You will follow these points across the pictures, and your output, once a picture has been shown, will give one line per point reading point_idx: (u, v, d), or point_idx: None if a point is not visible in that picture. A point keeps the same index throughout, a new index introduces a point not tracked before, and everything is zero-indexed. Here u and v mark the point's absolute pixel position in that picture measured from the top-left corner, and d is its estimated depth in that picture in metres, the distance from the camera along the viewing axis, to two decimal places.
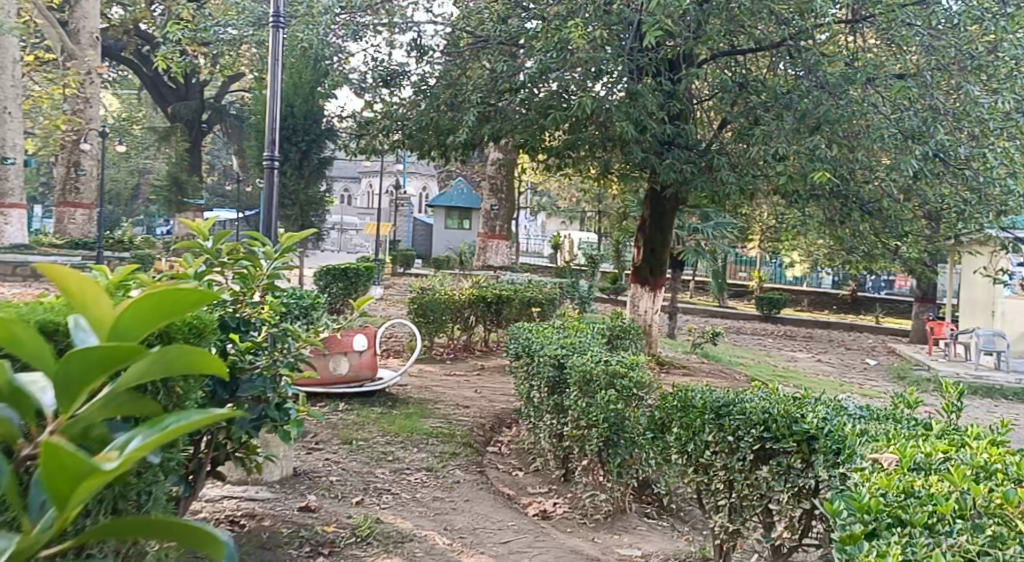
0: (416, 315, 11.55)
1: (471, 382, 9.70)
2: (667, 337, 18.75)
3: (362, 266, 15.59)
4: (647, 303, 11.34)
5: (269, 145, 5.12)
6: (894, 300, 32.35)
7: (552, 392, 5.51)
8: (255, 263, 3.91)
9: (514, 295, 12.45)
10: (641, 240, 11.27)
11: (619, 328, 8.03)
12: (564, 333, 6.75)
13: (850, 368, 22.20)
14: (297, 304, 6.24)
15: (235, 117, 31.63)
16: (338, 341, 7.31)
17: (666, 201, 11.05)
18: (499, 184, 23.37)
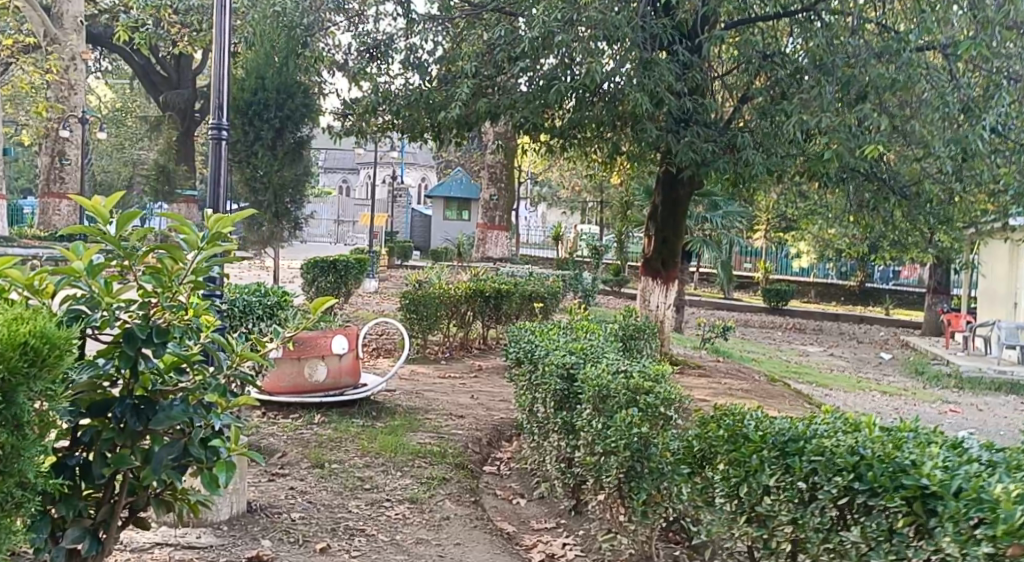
0: (408, 311, 10.65)
1: (466, 385, 8.83)
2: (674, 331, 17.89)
3: (353, 258, 14.73)
4: (659, 298, 10.43)
5: (217, 111, 4.25)
6: (904, 291, 31.46)
7: (559, 408, 4.66)
8: (172, 252, 2.90)
9: (514, 289, 11.58)
10: (652, 229, 10.41)
11: (632, 328, 7.15)
12: (568, 335, 5.90)
13: (864, 362, 21.35)
14: (261, 302, 5.37)
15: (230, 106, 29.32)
16: (314, 343, 6.43)
17: (679, 185, 10.12)
18: (498, 172, 22.53)
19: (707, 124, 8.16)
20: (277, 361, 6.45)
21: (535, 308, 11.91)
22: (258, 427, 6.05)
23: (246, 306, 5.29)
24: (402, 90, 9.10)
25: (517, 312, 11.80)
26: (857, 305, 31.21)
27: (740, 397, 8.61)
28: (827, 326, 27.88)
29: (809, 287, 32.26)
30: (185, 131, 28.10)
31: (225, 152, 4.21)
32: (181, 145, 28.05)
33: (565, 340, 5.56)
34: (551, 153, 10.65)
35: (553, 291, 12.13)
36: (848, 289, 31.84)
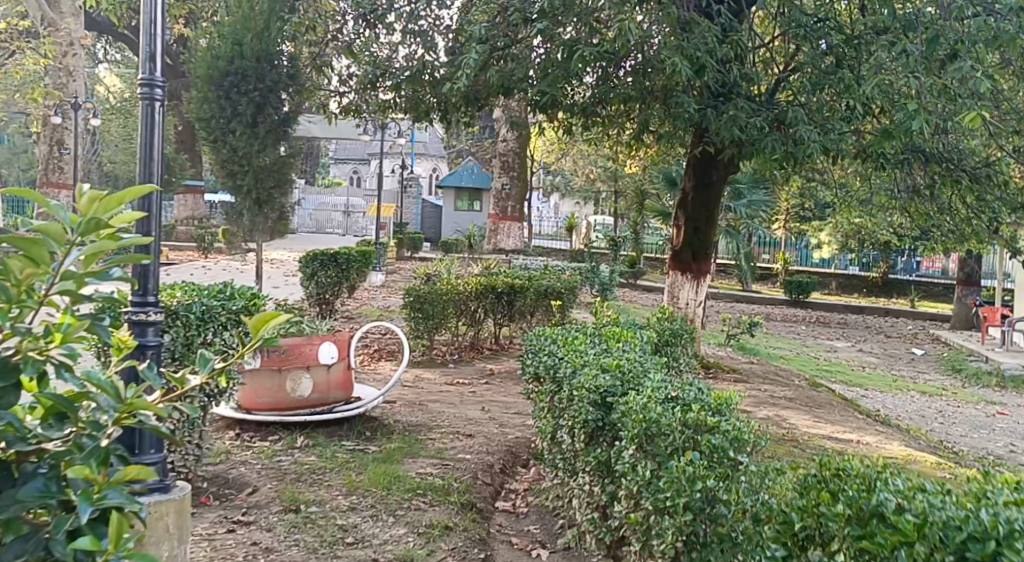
0: (412, 309, 9.70)
1: (477, 394, 7.88)
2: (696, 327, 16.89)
3: (356, 250, 13.77)
4: (689, 295, 9.45)
5: (148, 62, 3.23)
6: (929, 283, 30.34)
7: (591, 441, 3.73)
8: (29, 250, 1.91)
9: (529, 285, 10.61)
10: (682, 219, 9.43)
11: (668, 333, 6.17)
12: (595, 344, 4.91)
13: (897, 358, 20.26)
14: (225, 308, 4.39)
15: None
16: (299, 351, 5.57)
17: (711, 170, 9.14)
18: (511, 161, 21.58)
19: (750, 98, 7.19)
20: (254, 372, 5.54)
21: (552, 305, 10.92)
22: (231, 454, 5.10)
23: (207, 311, 4.32)
24: (406, 62, 8.17)
25: (533, 309, 10.82)
26: (881, 298, 30.08)
27: (786, 408, 7.61)
28: (852, 320, 26.77)
29: (830, 278, 31.11)
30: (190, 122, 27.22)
31: (160, 115, 3.27)
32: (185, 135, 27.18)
33: (593, 350, 4.59)
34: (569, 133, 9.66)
35: (571, 286, 11.14)
36: (871, 281, 30.70)
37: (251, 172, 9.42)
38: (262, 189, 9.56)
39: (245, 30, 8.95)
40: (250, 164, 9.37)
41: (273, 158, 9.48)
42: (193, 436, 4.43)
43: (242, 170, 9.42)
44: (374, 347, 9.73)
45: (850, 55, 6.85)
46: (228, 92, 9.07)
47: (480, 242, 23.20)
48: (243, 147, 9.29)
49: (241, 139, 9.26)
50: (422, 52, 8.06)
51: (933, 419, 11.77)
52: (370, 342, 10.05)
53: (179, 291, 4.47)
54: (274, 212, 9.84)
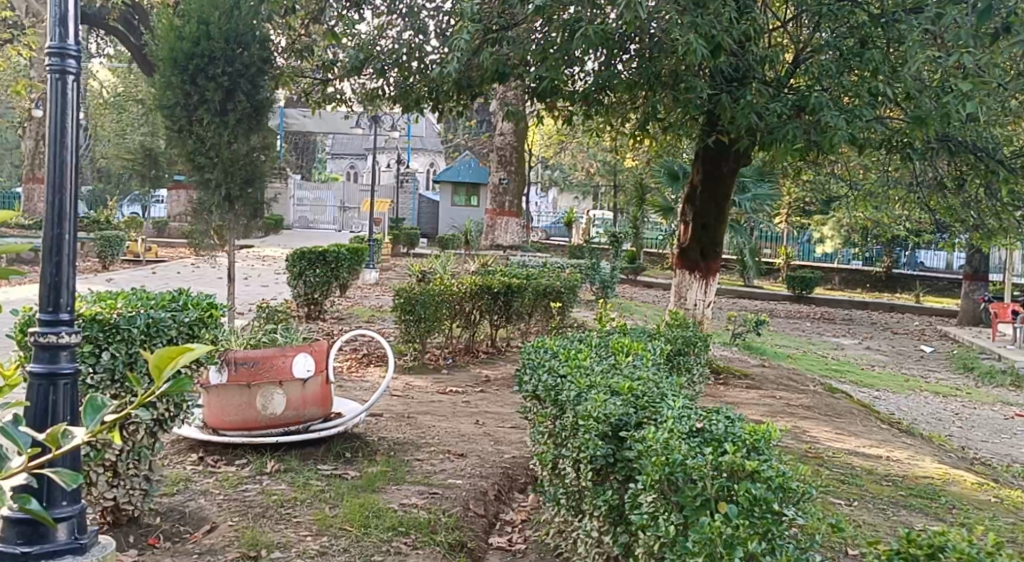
0: (402, 311, 9.11)
1: (472, 404, 7.32)
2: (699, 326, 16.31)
3: (346, 248, 13.16)
4: (697, 295, 8.88)
5: (59, 27, 2.63)
6: (933, 277, 29.75)
7: (598, 479, 3.17)
8: None
9: (528, 284, 10.03)
10: (690, 214, 8.85)
11: (681, 340, 5.60)
12: (601, 357, 4.33)
13: (906, 356, 19.67)
14: (175, 321, 3.83)
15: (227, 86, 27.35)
16: (270, 364, 5.06)
17: (721, 161, 8.57)
18: (509, 155, 20.98)
19: (767, 82, 6.63)
20: (220, 388, 5.02)
21: (552, 305, 10.48)
22: (189, 482, 4.53)
23: (155, 326, 3.77)
24: (394, 47, 7.63)
25: (530, 309, 10.33)
26: (884, 292, 29.46)
27: (805, 419, 7.04)
28: (857, 315, 26.19)
29: (833, 273, 30.49)
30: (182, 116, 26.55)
31: (76, 95, 2.67)
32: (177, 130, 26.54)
33: (600, 366, 4.02)
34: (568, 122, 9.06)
35: (570, 286, 10.69)
36: (874, 275, 30.06)
37: (219, 164, 7.86)
38: (231, 183, 7.96)
39: (213, 6, 7.64)
40: (220, 155, 7.85)
41: (244, 148, 7.93)
42: (141, 467, 3.87)
43: (208, 163, 7.85)
44: (363, 351, 9.16)
45: (876, 34, 6.30)
46: (193, 76, 7.65)
47: (477, 239, 22.58)
48: (210, 138, 7.80)
49: (208, 129, 7.76)
50: (412, 35, 7.51)
51: (950, 422, 11.21)
52: (358, 347, 9.48)
53: (122, 301, 3.90)
54: (246, 210, 8.20)
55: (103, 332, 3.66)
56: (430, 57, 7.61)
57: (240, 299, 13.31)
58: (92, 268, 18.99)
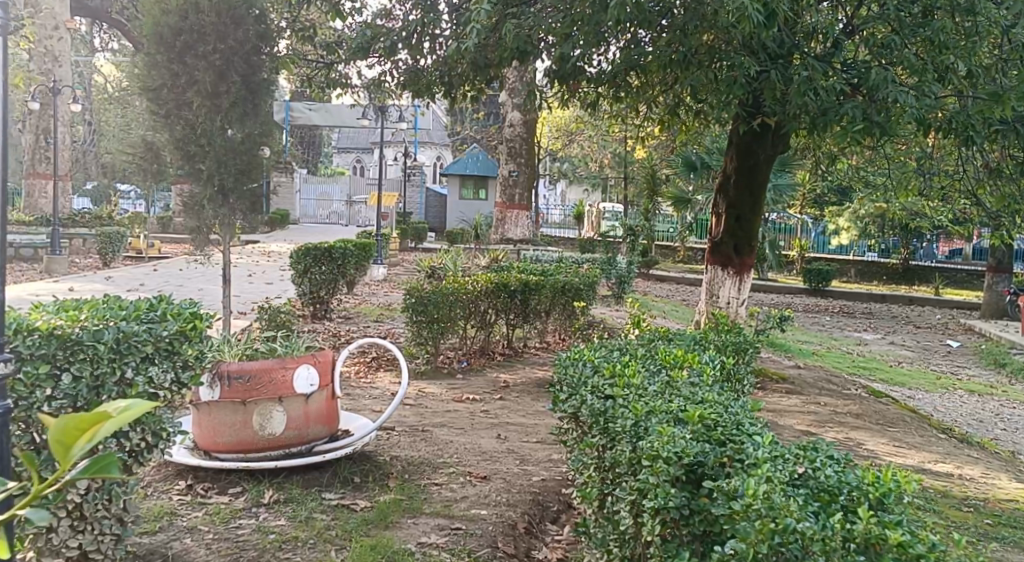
0: (412, 311, 8.48)
1: (491, 414, 6.71)
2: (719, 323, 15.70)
3: (352, 243, 12.55)
4: (730, 292, 8.28)
5: None
6: (953, 269, 28.94)
7: (667, 535, 2.57)
8: None
9: (547, 282, 9.42)
10: (722, 205, 8.24)
11: (731, 347, 4.97)
12: (651, 372, 3.73)
13: (932, 352, 18.96)
14: (151, 336, 3.24)
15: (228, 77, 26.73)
16: (269, 379, 4.49)
17: (758, 147, 7.93)
18: (518, 147, 20.40)
19: (816, 57, 6.00)
20: (212, 404, 4.44)
21: (571, 303, 9.95)
22: (174, 517, 3.93)
23: (126, 342, 3.17)
24: (403, 24, 7.04)
25: (548, 307, 9.76)
26: (901, 285, 28.63)
27: (857, 431, 6.41)
28: (877, 309, 25.46)
29: (849, 266, 29.71)
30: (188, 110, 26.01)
31: None
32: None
33: (655, 386, 3.42)
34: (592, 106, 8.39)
35: (589, 282, 10.14)
36: (891, 268, 29.26)
37: (212, 154, 7.08)
38: (226, 174, 7.20)
39: None
40: (212, 145, 7.06)
41: (240, 135, 7.19)
42: (112, 509, 3.27)
43: (200, 152, 7.07)
44: (371, 355, 8.56)
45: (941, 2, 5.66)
46: (181, 54, 6.86)
47: (487, 233, 21.95)
48: (201, 123, 7.00)
49: (197, 112, 6.95)
50: (423, 10, 6.90)
51: (992, 423, 10.49)
52: (366, 351, 8.87)
53: (87, 311, 3.29)
54: (244, 204, 7.48)
55: (61, 349, 3.04)
56: (443, 35, 7.00)
57: (243, 298, 12.71)
58: (93, 265, 18.43)
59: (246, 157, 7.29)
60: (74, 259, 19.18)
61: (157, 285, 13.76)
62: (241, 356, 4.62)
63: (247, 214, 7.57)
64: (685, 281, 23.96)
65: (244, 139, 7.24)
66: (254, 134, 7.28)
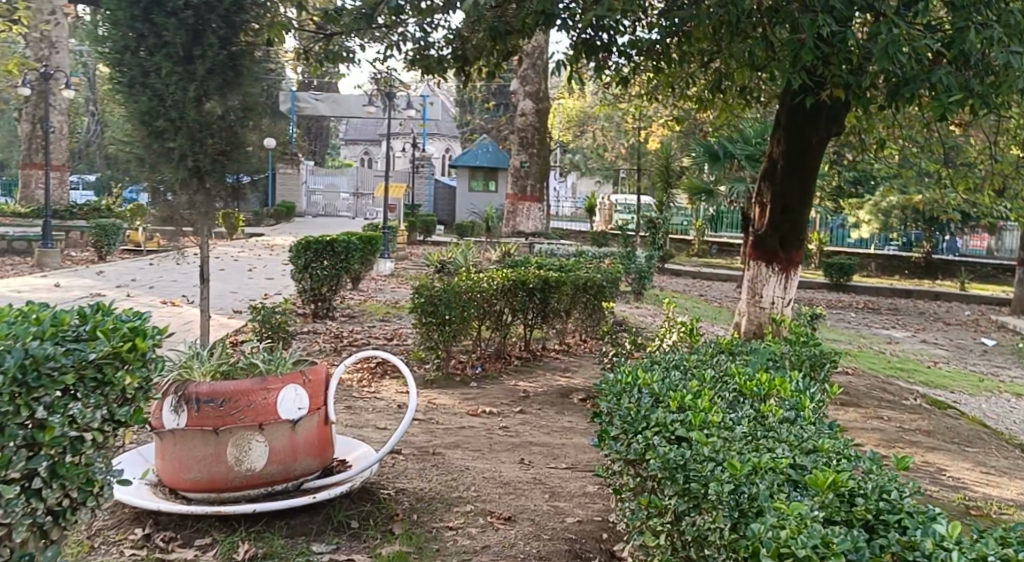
0: (421, 312, 7.62)
1: (511, 431, 5.91)
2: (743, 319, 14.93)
3: (357, 238, 11.76)
4: (776, 291, 7.43)
5: None
6: (977, 263, 27.88)
7: None
8: None
9: (568, 279, 8.64)
10: (768, 193, 7.41)
11: (804, 362, 4.11)
12: (732, 406, 2.87)
13: (967, 351, 18.00)
14: (72, 363, 2.40)
15: None
16: (247, 402, 3.68)
17: (808, 128, 7.09)
18: (530, 137, 19.61)
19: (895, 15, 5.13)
20: (179, 433, 3.66)
21: (593, 301, 9.18)
22: None
23: (34, 370, 2.31)
24: None
25: (569, 306, 8.98)
26: (924, 279, 27.56)
27: (933, 453, 5.55)
28: (903, 305, 24.48)
29: (869, 260, 28.65)
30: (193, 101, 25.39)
31: None
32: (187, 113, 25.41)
33: (745, 427, 2.57)
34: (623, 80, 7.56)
35: (613, 278, 9.37)
36: (913, 262, 28.16)
37: (184, 130, 5.94)
38: (202, 154, 6.06)
39: None
40: None
41: (220, 110, 6.05)
42: None
43: (170, 128, 5.91)
44: (375, 361, 7.77)
45: None
46: None
47: (498, 226, 21.11)
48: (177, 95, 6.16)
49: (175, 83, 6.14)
50: None
51: None
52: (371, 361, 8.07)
53: None
54: (225, 191, 6.34)
55: None
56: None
57: (240, 295, 11.93)
58: (89, 259, 17.72)
59: (228, 136, 6.16)
60: (70, 252, 18.49)
61: (151, 281, 12.98)
62: (212, 373, 3.79)
63: (229, 202, 6.44)
64: (703, 276, 23.11)
65: (228, 114, 6.10)
66: (239, 110, 6.12)
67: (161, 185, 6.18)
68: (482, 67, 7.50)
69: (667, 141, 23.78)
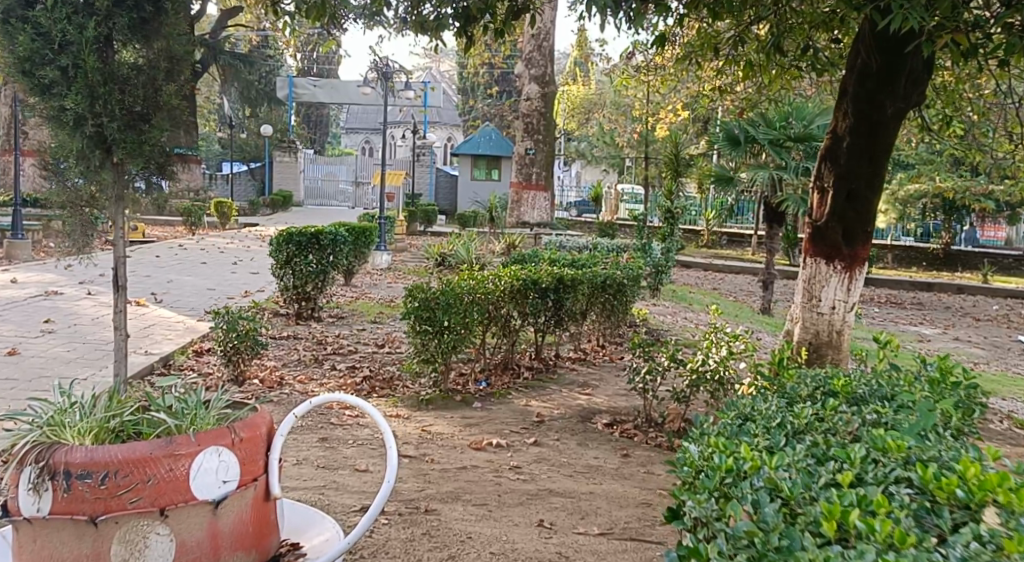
0: (416, 320, 6.38)
1: (525, 474, 4.72)
2: (763, 318, 13.85)
3: (346, 228, 10.52)
4: (837, 293, 6.22)
5: None
6: (1000, 254, 26.44)
7: None
8: None
9: (585, 276, 7.59)
10: (828, 176, 6.17)
11: (956, 407, 2.89)
12: (924, 530, 1.77)
13: (1005, 350, 16.71)
14: None
15: (231, 56, 25.60)
16: (143, 479, 2.46)
17: (881, 96, 5.85)
18: (536, 124, 18.38)
19: None
20: (38, 524, 2.45)
21: (611, 302, 8.20)
22: None
23: None
24: None
25: (585, 307, 7.89)
26: (943, 271, 26.19)
27: None
28: (927, 299, 23.16)
29: (886, 250, 27.33)
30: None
31: None
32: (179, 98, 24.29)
33: None
34: (663, 35, 6.25)
35: (633, 276, 8.39)
36: (931, 253, 26.78)
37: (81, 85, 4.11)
38: (106, 115, 4.11)
39: None
40: None
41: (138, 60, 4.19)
42: None
43: None
44: (363, 385, 6.65)
45: None
46: None
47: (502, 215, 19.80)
48: None
49: None
50: None
51: None
52: (357, 379, 6.83)
53: None
54: (148, 166, 4.34)
55: None
56: None
57: (218, 293, 10.70)
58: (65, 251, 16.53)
59: (147, 91, 4.22)
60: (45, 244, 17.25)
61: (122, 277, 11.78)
62: (93, 431, 2.56)
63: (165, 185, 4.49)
64: (715, 267, 21.85)
65: (144, 65, 4.19)
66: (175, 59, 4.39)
67: (52, 158, 4.25)
68: (489, 26, 6.24)
69: (679, 128, 22.48)
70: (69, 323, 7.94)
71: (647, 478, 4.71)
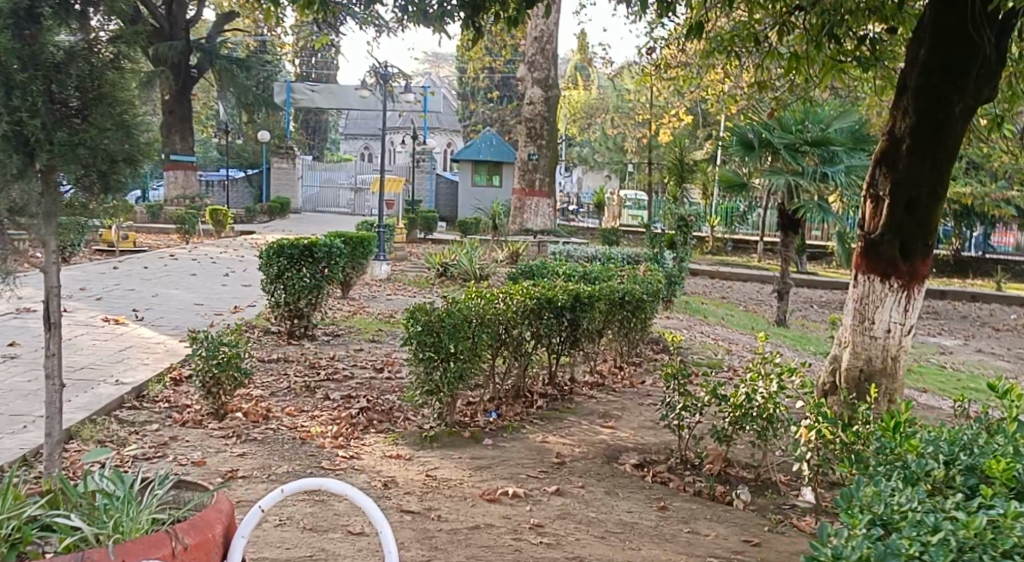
0: (419, 346, 5.64)
1: (549, 536, 3.99)
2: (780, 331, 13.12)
3: (341, 238, 9.81)
4: (894, 313, 5.49)
5: None
6: (1013, 260, 25.63)
7: None
8: None
9: (603, 292, 6.89)
10: (884, 181, 5.46)
11: None
12: None
13: None
14: None
15: (228, 60, 24.89)
16: None
17: (947, 90, 5.15)
18: (540, 128, 17.66)
19: None
20: None
21: (629, 320, 7.50)
22: None
23: None
24: None
25: (602, 326, 7.18)
26: (955, 278, 25.40)
27: None
28: (942, 307, 22.39)
29: None
30: (177, 88, 23.53)
31: None
32: (171, 102, 23.58)
33: None
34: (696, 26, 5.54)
35: (653, 291, 7.70)
36: (941, 259, 26.03)
37: None
38: None
39: None
40: None
41: None
42: None
43: None
44: (358, 419, 5.90)
45: None
46: None
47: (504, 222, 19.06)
48: None
49: None
50: None
51: None
52: (352, 411, 6.09)
53: None
54: None
55: None
56: None
57: (205, 309, 9.98)
58: None
59: (86, 80, 3.30)
60: None
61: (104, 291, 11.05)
62: None
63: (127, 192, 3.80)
64: (723, 275, 21.11)
65: (83, 56, 3.28)
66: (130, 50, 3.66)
67: None
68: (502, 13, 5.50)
69: (685, 132, 21.78)
70: (38, 346, 7.23)
71: (693, 541, 4.00)
